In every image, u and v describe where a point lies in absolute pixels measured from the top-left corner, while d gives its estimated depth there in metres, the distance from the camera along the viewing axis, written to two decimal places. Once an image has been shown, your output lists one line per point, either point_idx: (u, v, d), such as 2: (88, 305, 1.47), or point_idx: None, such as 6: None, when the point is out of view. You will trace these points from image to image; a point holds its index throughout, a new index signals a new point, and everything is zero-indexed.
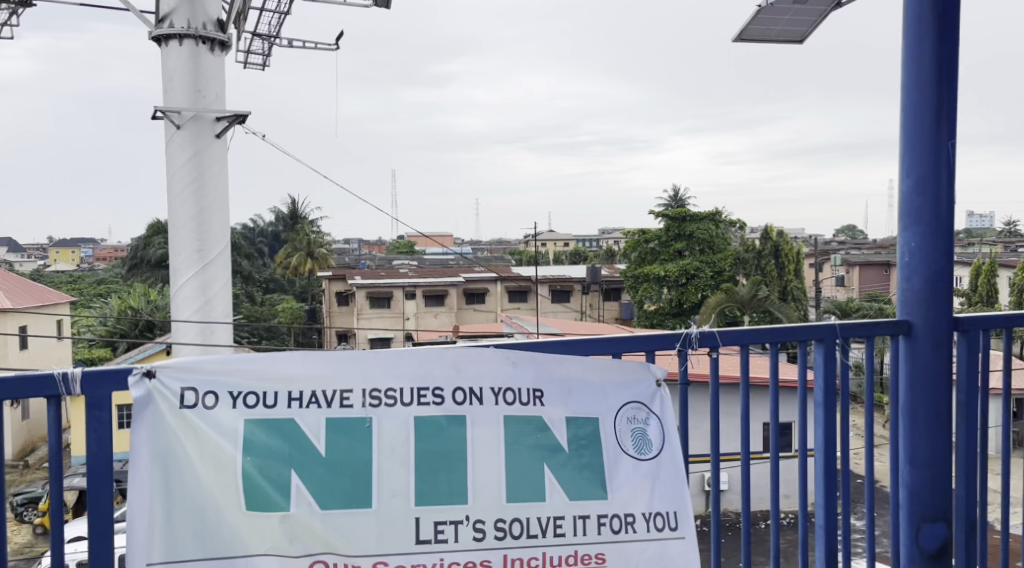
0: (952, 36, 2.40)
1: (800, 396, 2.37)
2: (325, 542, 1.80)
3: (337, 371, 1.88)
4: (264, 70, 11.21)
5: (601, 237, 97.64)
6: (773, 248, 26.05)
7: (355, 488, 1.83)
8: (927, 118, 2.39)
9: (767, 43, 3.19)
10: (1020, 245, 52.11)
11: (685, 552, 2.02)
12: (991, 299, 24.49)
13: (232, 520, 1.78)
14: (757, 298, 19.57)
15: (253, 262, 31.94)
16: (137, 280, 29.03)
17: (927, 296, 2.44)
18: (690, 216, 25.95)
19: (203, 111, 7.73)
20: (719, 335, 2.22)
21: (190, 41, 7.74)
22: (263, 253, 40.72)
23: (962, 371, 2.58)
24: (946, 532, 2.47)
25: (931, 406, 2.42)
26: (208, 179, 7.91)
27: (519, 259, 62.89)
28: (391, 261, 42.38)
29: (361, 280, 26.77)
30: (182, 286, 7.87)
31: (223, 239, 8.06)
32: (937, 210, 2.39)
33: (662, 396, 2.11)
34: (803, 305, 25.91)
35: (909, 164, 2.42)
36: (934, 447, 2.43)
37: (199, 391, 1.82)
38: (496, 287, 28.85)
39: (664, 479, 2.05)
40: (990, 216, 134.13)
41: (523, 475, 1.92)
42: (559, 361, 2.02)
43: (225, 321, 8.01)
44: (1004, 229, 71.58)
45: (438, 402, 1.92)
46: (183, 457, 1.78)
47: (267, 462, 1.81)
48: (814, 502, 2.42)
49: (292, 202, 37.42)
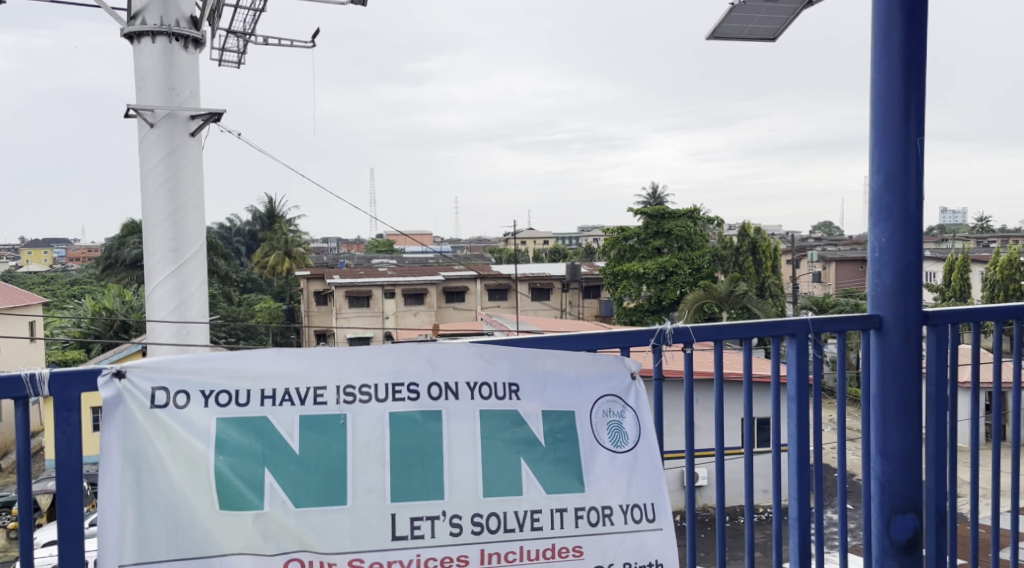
0: (920, 35, 2.44)
1: (775, 390, 2.38)
2: (299, 540, 1.80)
3: (311, 368, 1.87)
4: (239, 67, 11.12)
5: (580, 236, 98.14)
6: (751, 245, 26.22)
7: (329, 483, 1.83)
8: (896, 116, 2.42)
9: (738, 42, 3.22)
10: (991, 241, 52.96)
11: (662, 544, 2.04)
12: (964, 294, 24.82)
13: (206, 520, 1.77)
14: (734, 295, 19.73)
15: (230, 260, 31.76)
16: (111, 280, 28.73)
17: (897, 290, 2.47)
18: (668, 214, 26.10)
19: (177, 109, 7.67)
20: (693, 331, 2.22)
21: (163, 38, 7.69)
22: (240, 253, 40.50)
23: (931, 364, 2.61)
24: (916, 523, 2.50)
25: (900, 400, 2.45)
26: (183, 178, 7.85)
27: (498, 256, 62.96)
28: (368, 259, 42.26)
29: (340, 279, 26.67)
30: (158, 286, 7.81)
31: (198, 239, 8.01)
32: (907, 205, 2.42)
33: (637, 389, 2.12)
34: (780, 300, 26.12)
35: (878, 161, 2.45)
36: (905, 441, 2.46)
37: (170, 390, 1.81)
38: (476, 285, 28.83)
39: (641, 470, 2.07)
40: (963, 212, 135.95)
41: (498, 471, 1.93)
42: (534, 356, 2.03)
43: (201, 321, 7.96)
44: (977, 226, 72.64)
45: (413, 397, 1.92)
46: (154, 457, 1.77)
47: (240, 462, 1.80)
48: (787, 496, 2.42)
49: (269, 201, 37.22)
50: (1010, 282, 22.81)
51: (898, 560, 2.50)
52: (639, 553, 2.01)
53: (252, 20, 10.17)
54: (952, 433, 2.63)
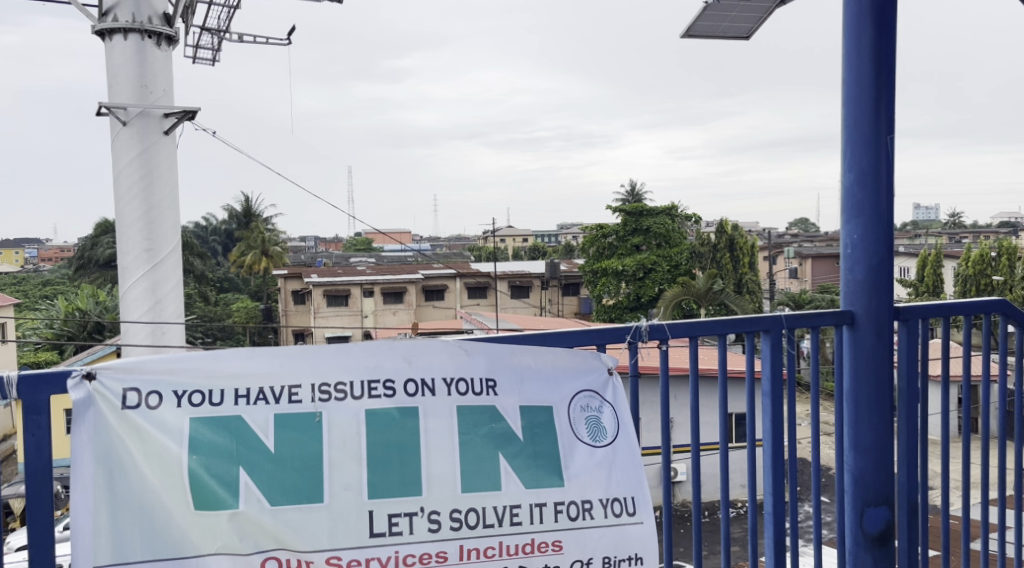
0: (890, 34, 2.46)
1: (750, 386, 2.38)
2: (275, 538, 1.79)
3: (285, 366, 1.87)
4: (212, 64, 11.02)
5: (558, 233, 98.32)
6: (729, 241, 26.20)
7: (305, 484, 1.82)
8: (867, 113, 2.45)
9: (712, 40, 3.23)
10: (964, 237, 53.62)
11: (644, 536, 2.05)
12: (937, 289, 25.09)
13: (183, 522, 1.76)
14: (713, 291, 19.86)
15: (206, 260, 31.53)
16: (85, 281, 28.41)
17: (870, 286, 2.49)
18: (646, 211, 26.20)
19: (150, 107, 7.62)
20: (669, 328, 2.22)
21: (135, 35, 7.62)
22: (216, 252, 40.22)
23: (902, 360, 2.64)
24: (888, 515, 2.54)
25: (873, 394, 2.48)
26: (157, 177, 7.79)
27: (477, 254, 62.92)
28: (346, 258, 42.18)
29: (318, 278, 26.54)
30: (132, 286, 7.77)
31: (173, 238, 7.96)
32: (877, 203, 2.45)
33: (614, 384, 2.15)
34: (758, 296, 26.22)
35: (850, 159, 2.47)
36: (878, 435, 2.50)
37: (142, 391, 1.79)
38: (455, 284, 28.80)
39: (621, 464, 2.08)
40: (936, 208, 137.63)
41: (476, 466, 1.93)
42: (510, 351, 2.04)
43: (177, 321, 7.93)
44: (949, 222, 73.49)
45: (389, 394, 1.92)
46: (127, 457, 1.76)
47: (213, 461, 1.79)
48: (762, 491, 2.43)
49: (245, 200, 36.98)
50: (982, 276, 23.12)
51: (871, 552, 2.53)
52: (620, 546, 2.02)
53: (226, 17, 10.09)
54: (922, 427, 2.67)
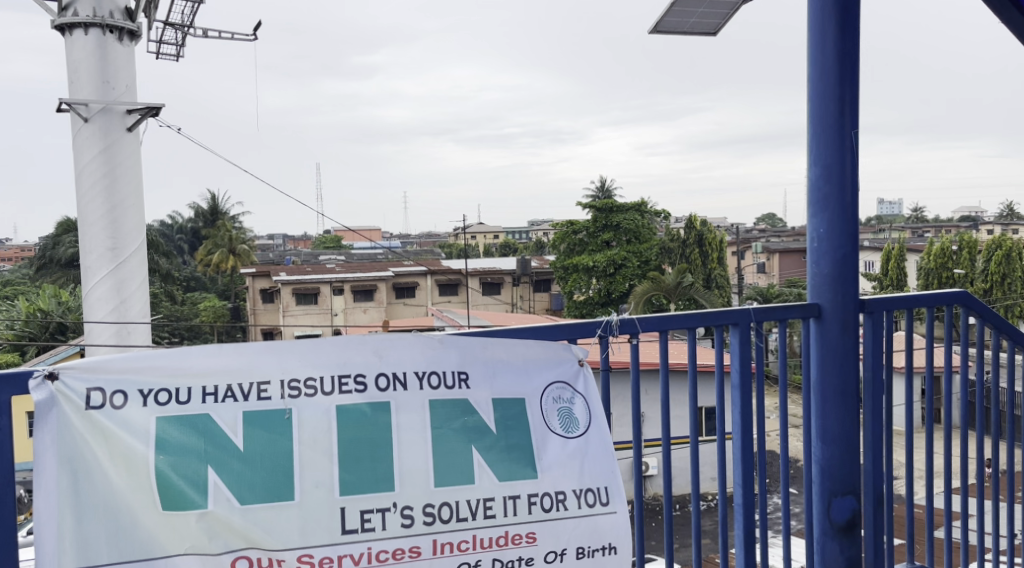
0: (853, 32, 2.49)
1: (718, 379, 2.38)
2: (246, 538, 1.78)
3: (254, 363, 1.85)
4: (177, 59, 11.05)
5: (528, 230, 98.65)
6: (697, 237, 26.42)
7: (277, 481, 1.81)
8: (832, 109, 2.47)
9: (680, 36, 3.24)
10: (926, 232, 54.62)
11: (616, 526, 2.06)
12: (901, 283, 25.54)
13: (150, 523, 1.74)
14: (682, 286, 20.06)
15: (173, 258, 31.16)
16: (46, 280, 27.94)
17: (836, 279, 2.52)
18: (616, 207, 26.26)
19: (112, 103, 7.98)
20: (639, 322, 2.22)
21: (97, 30, 7.98)
22: (183, 251, 39.98)
23: (868, 351, 2.67)
24: (856, 505, 2.58)
25: (839, 386, 2.52)
26: (120, 175, 8.13)
27: (448, 251, 62.99)
28: (315, 256, 41.98)
29: (286, 277, 26.39)
30: (96, 285, 8.06)
31: (136, 237, 8.30)
32: (843, 198, 2.48)
33: (585, 375, 2.15)
34: (726, 292, 26.42)
35: (816, 154, 2.50)
36: (845, 426, 2.52)
37: (106, 391, 1.76)
38: (426, 281, 28.76)
39: (593, 455, 2.09)
40: (898, 203, 139.79)
41: (449, 460, 1.93)
42: (482, 344, 2.03)
43: (142, 321, 8.24)
44: (911, 216, 74.53)
45: (360, 389, 1.91)
46: (93, 459, 1.73)
47: (180, 460, 1.77)
48: (731, 484, 2.44)
49: (212, 199, 36.83)
50: (943, 269, 23.53)
51: (838, 541, 2.57)
52: (593, 537, 2.03)
53: (191, 11, 10.15)
54: (888, 417, 2.71)
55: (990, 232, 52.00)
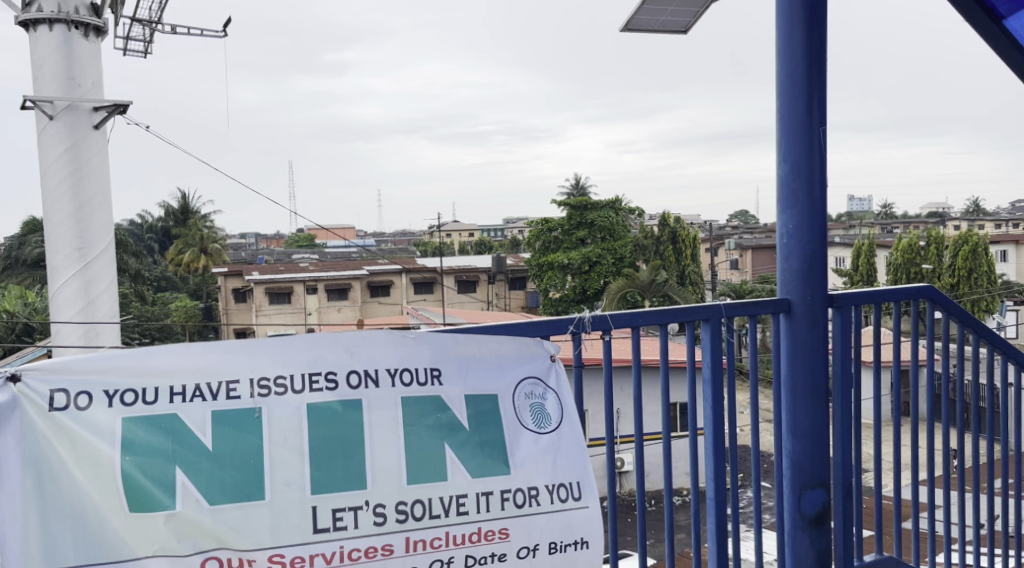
0: (820, 29, 2.52)
1: (689, 375, 2.38)
2: (216, 539, 1.76)
3: (221, 363, 1.83)
4: (146, 55, 10.85)
5: (503, 228, 98.70)
6: (671, 234, 26.71)
7: (246, 481, 1.80)
8: (800, 103, 2.49)
9: (650, 35, 3.24)
10: (896, 228, 55.44)
11: (589, 521, 2.07)
12: (871, 278, 25.84)
13: (117, 525, 1.72)
14: (656, 283, 20.23)
15: (143, 258, 30.81)
16: (12, 280, 27.47)
17: (804, 275, 2.55)
18: (590, 205, 26.29)
19: (77, 101, 7.91)
20: (611, 318, 2.21)
21: (61, 25, 7.90)
22: (153, 250, 39.58)
23: (836, 345, 2.70)
24: (825, 497, 2.61)
25: (809, 379, 2.54)
26: (87, 173, 8.06)
27: (423, 250, 62.81)
28: (289, 255, 41.71)
29: (259, 276, 26.15)
30: (63, 286, 7.95)
31: (105, 237, 8.22)
32: (811, 192, 2.51)
33: (557, 371, 2.16)
34: (700, 288, 26.65)
35: (784, 150, 2.52)
36: (814, 420, 2.55)
37: (70, 392, 1.74)
38: (401, 280, 28.68)
39: (566, 450, 2.10)
40: (868, 198, 141.62)
41: (423, 457, 1.92)
42: (454, 339, 2.03)
43: (111, 321, 8.15)
44: (882, 212, 75.69)
45: (331, 387, 1.89)
46: (58, 461, 1.71)
47: (147, 461, 1.75)
48: (704, 479, 2.44)
49: (183, 197, 36.49)
50: (912, 265, 23.85)
51: (808, 533, 2.59)
52: (565, 531, 2.04)
53: (159, 7, 10.04)
54: (856, 411, 2.74)
55: (957, 227, 52.81)
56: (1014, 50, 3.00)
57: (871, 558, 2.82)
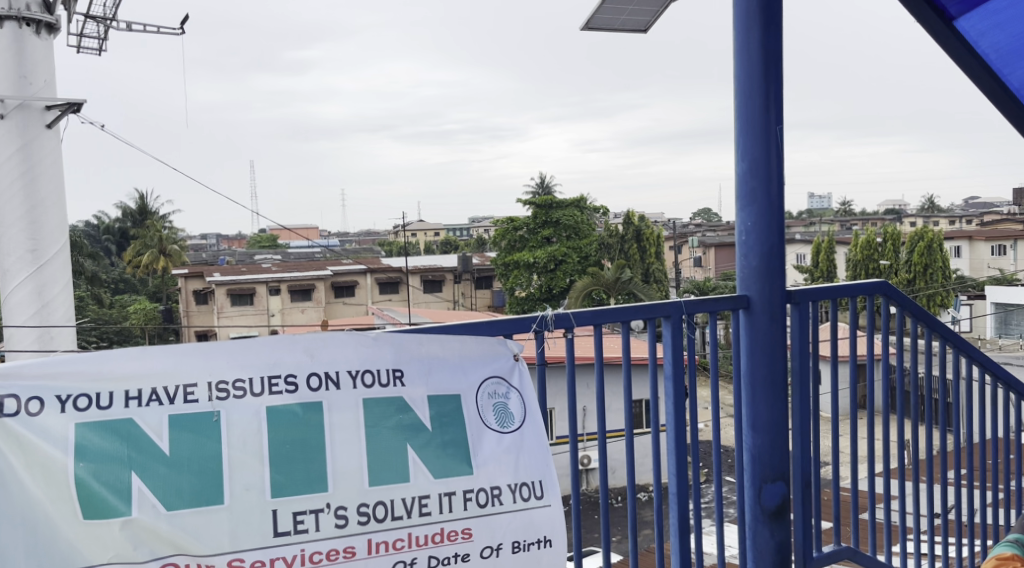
0: (776, 29, 2.54)
1: (651, 371, 2.38)
2: (174, 544, 1.74)
3: (179, 365, 1.80)
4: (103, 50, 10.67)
5: (468, 227, 98.57)
6: (635, 233, 26.96)
7: (205, 484, 1.78)
8: (758, 103, 2.52)
9: (610, 33, 3.26)
10: (856, 224, 56.41)
11: (551, 519, 2.08)
12: (831, 274, 26.23)
13: (69, 531, 1.69)
14: (621, 281, 20.33)
15: (100, 259, 30.21)
16: None
17: (763, 272, 2.58)
18: (555, 204, 26.42)
19: (29, 99, 7.75)
20: (574, 316, 2.20)
21: (12, 22, 7.75)
22: (110, 252, 38.90)
23: (794, 339, 2.73)
24: (785, 490, 2.65)
25: (768, 373, 2.57)
26: (40, 173, 7.91)
27: (388, 250, 62.47)
28: (251, 256, 41.30)
29: (221, 277, 25.81)
30: (15, 290, 7.79)
31: (59, 238, 8.06)
32: (769, 191, 2.54)
33: (520, 370, 2.16)
34: (664, 285, 26.92)
35: (743, 149, 2.54)
36: (773, 414, 2.59)
37: (21, 397, 1.69)
38: (366, 280, 28.62)
39: (529, 448, 2.10)
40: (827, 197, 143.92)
41: (382, 458, 1.90)
42: (416, 340, 2.01)
43: (66, 324, 7.99)
44: (841, 210, 77.11)
45: (291, 390, 1.87)
46: (7, 466, 1.67)
47: (102, 466, 1.72)
48: (666, 475, 2.45)
49: (141, 197, 35.87)
50: (870, 261, 24.19)
51: (768, 524, 2.63)
52: (528, 530, 2.04)
53: (114, 2, 9.87)
54: (817, 404, 2.77)
55: (914, 224, 53.91)
56: (960, 45, 3.07)
57: (830, 549, 2.85)
